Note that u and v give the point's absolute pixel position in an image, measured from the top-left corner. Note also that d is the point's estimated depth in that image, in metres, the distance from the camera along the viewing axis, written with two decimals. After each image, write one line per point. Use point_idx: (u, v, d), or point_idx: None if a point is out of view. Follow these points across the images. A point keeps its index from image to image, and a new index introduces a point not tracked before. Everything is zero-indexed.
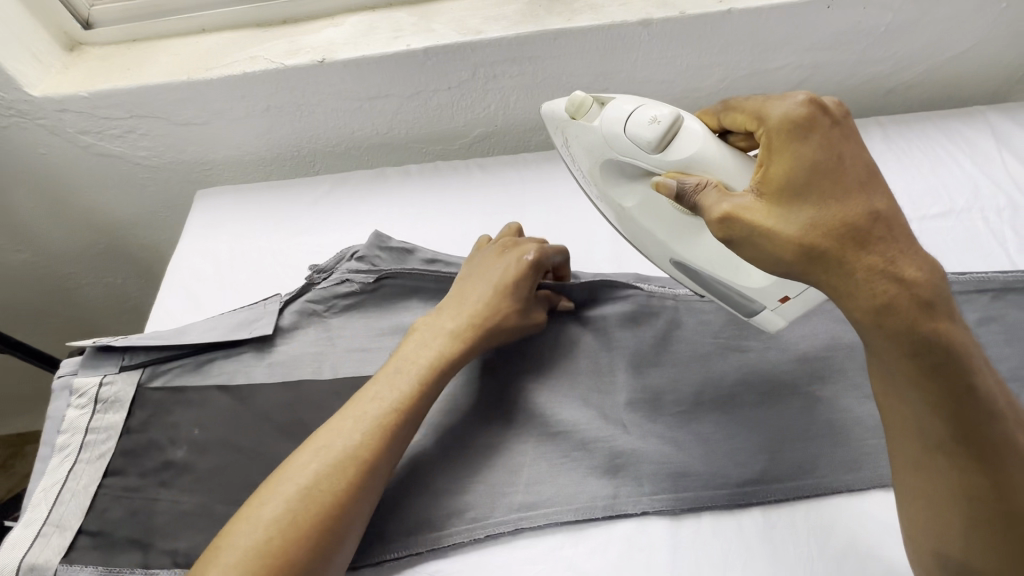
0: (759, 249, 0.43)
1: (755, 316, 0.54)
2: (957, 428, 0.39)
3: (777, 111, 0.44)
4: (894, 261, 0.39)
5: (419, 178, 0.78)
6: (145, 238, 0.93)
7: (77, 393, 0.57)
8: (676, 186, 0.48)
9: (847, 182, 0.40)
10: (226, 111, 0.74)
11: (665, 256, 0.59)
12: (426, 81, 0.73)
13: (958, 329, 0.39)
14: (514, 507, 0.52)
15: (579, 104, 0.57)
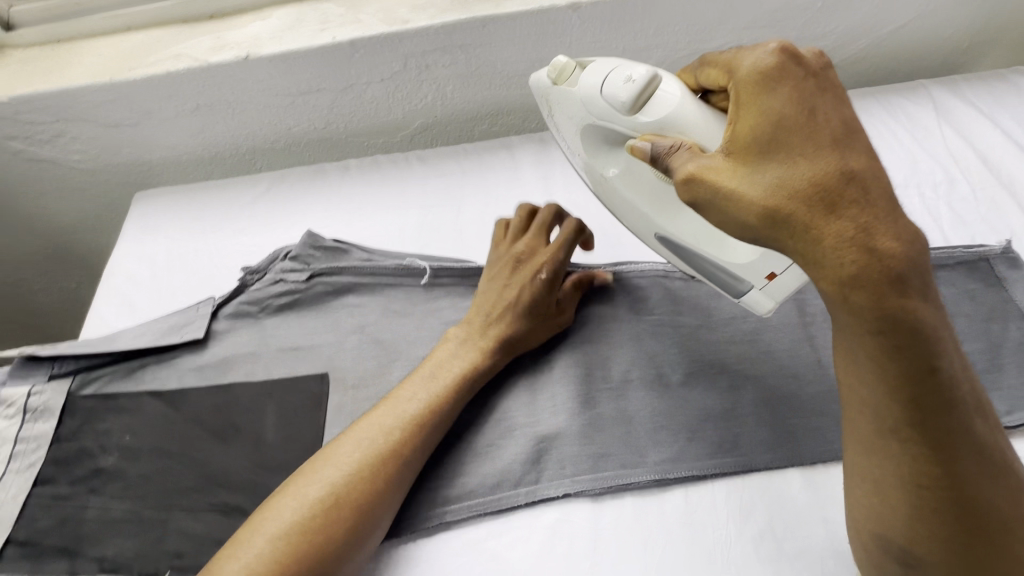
0: (725, 211, 0.41)
1: (743, 292, 0.53)
2: (911, 408, 0.38)
3: (750, 63, 0.42)
4: (868, 226, 0.37)
5: (358, 172, 0.77)
6: (92, 242, 0.92)
7: (5, 403, 0.57)
8: (650, 148, 0.47)
9: (819, 138, 0.39)
10: (154, 112, 0.73)
11: (650, 231, 0.58)
12: (357, 74, 0.72)
13: (931, 304, 0.37)
14: (448, 497, 0.52)
15: (562, 71, 0.56)
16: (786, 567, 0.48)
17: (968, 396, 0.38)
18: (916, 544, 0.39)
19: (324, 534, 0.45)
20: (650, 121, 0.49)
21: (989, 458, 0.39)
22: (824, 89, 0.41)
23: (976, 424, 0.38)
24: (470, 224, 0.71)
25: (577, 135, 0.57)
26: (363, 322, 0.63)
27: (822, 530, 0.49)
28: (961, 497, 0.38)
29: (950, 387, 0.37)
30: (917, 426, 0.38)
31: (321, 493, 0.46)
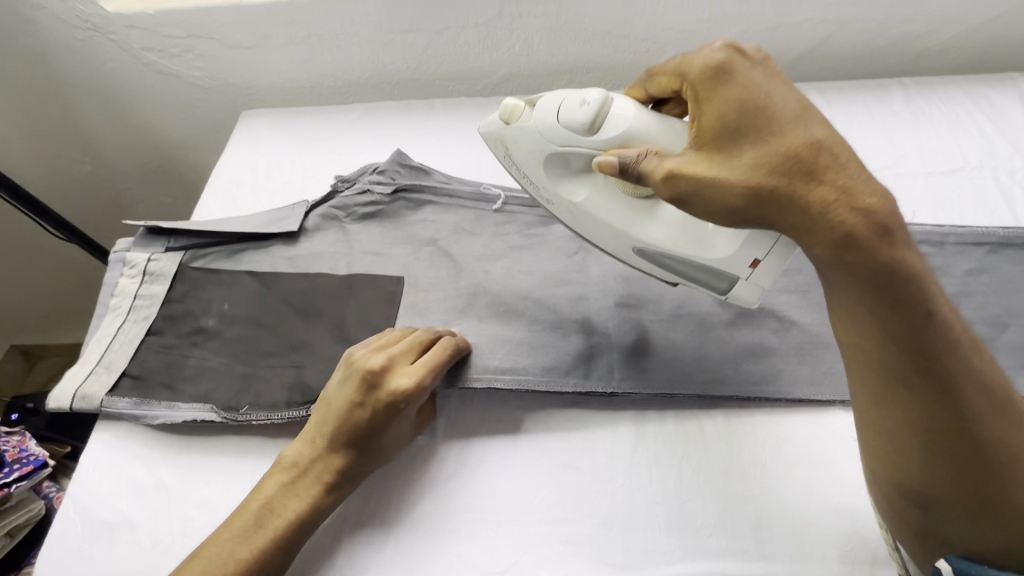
0: (712, 199, 0.42)
1: (729, 290, 0.53)
2: (912, 356, 0.39)
3: (698, 62, 0.44)
4: (848, 188, 0.38)
5: (443, 111, 0.83)
6: (194, 159, 1.02)
7: (129, 264, 0.65)
8: (618, 160, 0.48)
9: (783, 115, 0.40)
10: (271, 37, 0.81)
11: (626, 246, 0.55)
12: (455, 16, 0.77)
13: (913, 251, 0.39)
14: (492, 369, 0.56)
15: (512, 114, 0.57)
16: (815, 493, 0.50)
17: (964, 336, 0.39)
18: (933, 489, 0.40)
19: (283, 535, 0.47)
20: (611, 135, 0.51)
21: (999, 396, 0.39)
22: (770, 74, 0.43)
23: (976, 361, 0.39)
24: None
25: (539, 167, 0.57)
26: (434, 237, 0.68)
27: (854, 464, 0.51)
28: (977, 437, 0.39)
29: (947, 327, 0.38)
30: (922, 372, 0.39)
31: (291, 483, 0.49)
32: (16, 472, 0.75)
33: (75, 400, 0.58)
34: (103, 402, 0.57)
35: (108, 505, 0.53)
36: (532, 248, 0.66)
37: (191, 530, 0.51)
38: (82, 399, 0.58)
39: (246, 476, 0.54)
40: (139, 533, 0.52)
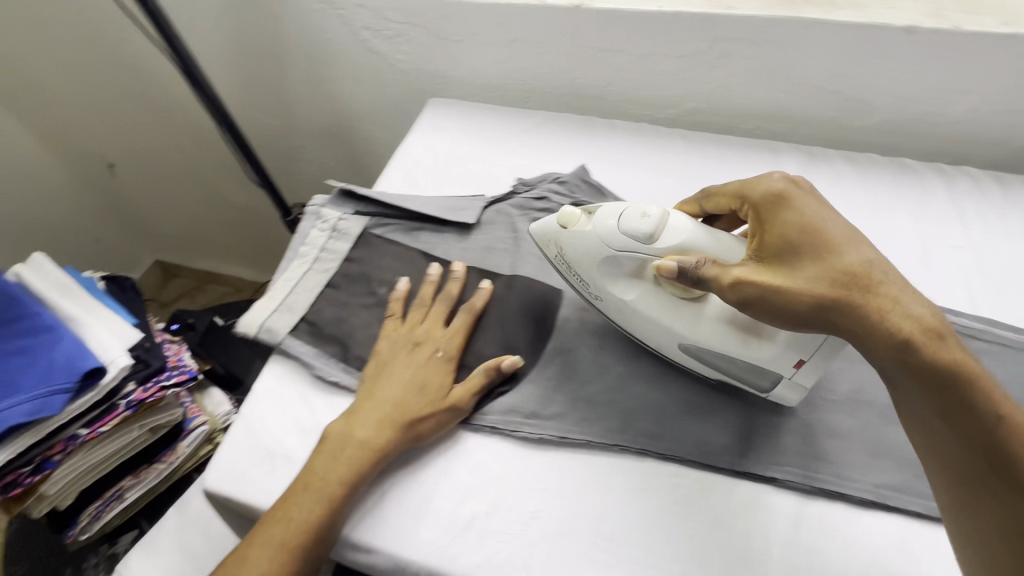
0: (782, 307, 0.44)
1: (772, 388, 0.53)
2: (982, 455, 0.37)
3: (758, 189, 0.49)
4: (897, 299, 0.41)
5: (622, 131, 0.83)
6: (367, 132, 1.09)
7: (323, 219, 0.71)
8: (677, 264, 0.48)
9: (838, 236, 0.44)
10: (480, 34, 0.84)
11: (671, 342, 0.54)
12: (663, 44, 0.77)
13: (962, 351, 0.39)
14: (646, 433, 0.54)
15: (565, 218, 0.55)
16: None
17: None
18: None
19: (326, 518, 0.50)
20: (672, 242, 0.50)
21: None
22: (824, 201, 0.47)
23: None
24: None
25: (592, 269, 0.55)
26: None
27: None
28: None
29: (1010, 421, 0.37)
30: (1003, 476, 0.37)
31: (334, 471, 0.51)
32: (174, 377, 0.82)
33: (259, 331, 0.64)
34: (284, 340, 0.62)
35: (273, 436, 0.58)
36: None
37: None
38: (265, 332, 0.63)
39: None
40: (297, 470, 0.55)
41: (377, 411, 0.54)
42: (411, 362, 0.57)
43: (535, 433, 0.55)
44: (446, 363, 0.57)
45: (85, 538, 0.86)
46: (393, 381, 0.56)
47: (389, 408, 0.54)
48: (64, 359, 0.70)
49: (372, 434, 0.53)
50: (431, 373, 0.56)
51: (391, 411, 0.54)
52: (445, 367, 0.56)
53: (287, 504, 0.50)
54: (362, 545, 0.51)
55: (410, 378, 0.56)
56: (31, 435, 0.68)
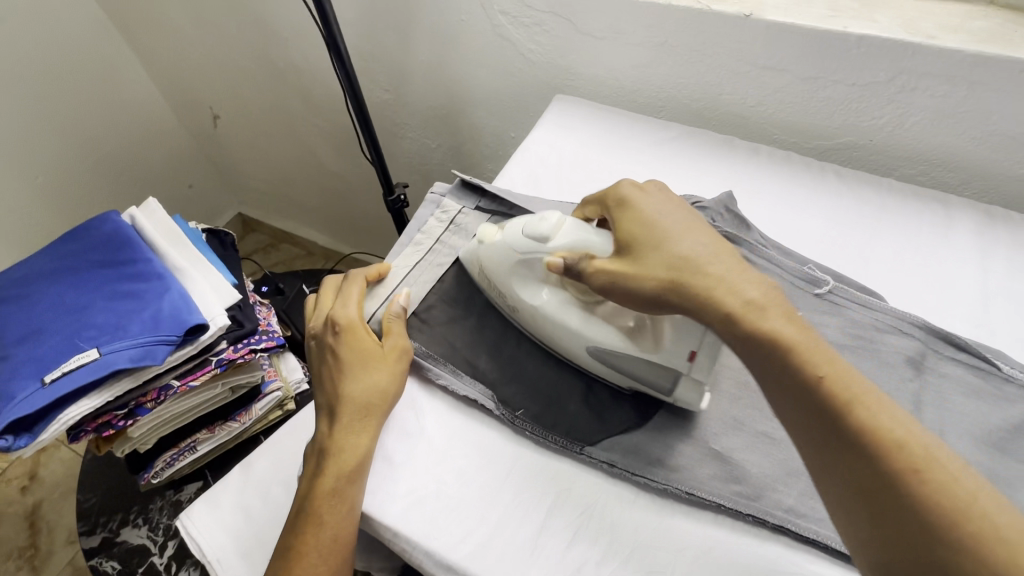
0: (632, 290, 0.47)
1: (675, 392, 0.52)
2: (821, 422, 0.38)
3: (614, 196, 0.54)
4: (721, 276, 0.44)
5: (767, 158, 0.76)
6: (476, 120, 1.06)
7: (442, 210, 0.68)
8: (563, 260, 0.51)
9: (672, 227, 0.48)
10: (626, 34, 0.78)
11: (581, 346, 0.54)
12: (836, 69, 0.69)
13: (795, 323, 0.42)
14: (783, 507, 0.48)
15: (484, 234, 0.59)
16: None
17: (866, 396, 0.38)
18: None
19: (331, 537, 0.49)
20: (565, 240, 0.52)
21: (933, 454, 0.35)
22: (673, 200, 0.52)
23: (883, 415, 0.37)
24: (876, 259, 0.65)
25: (503, 278, 0.57)
26: None
27: None
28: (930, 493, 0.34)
29: (841, 384, 0.38)
30: (840, 439, 0.37)
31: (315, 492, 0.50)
32: (263, 341, 0.82)
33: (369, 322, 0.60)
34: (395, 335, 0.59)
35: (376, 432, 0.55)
36: (860, 355, 0.56)
37: (444, 496, 0.51)
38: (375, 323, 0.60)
39: (502, 468, 0.52)
40: (397, 475, 0.52)
41: (334, 423, 0.53)
42: (336, 358, 0.55)
43: (658, 483, 0.50)
44: (362, 335, 0.56)
45: (156, 482, 0.88)
46: (334, 382, 0.55)
47: (345, 411, 0.53)
48: (171, 310, 0.70)
49: (339, 439, 0.52)
50: (362, 353, 0.55)
51: (341, 409, 0.53)
52: (362, 341, 0.56)
53: (292, 542, 0.50)
54: (460, 571, 0.47)
55: (347, 370, 0.54)
56: (130, 380, 0.68)
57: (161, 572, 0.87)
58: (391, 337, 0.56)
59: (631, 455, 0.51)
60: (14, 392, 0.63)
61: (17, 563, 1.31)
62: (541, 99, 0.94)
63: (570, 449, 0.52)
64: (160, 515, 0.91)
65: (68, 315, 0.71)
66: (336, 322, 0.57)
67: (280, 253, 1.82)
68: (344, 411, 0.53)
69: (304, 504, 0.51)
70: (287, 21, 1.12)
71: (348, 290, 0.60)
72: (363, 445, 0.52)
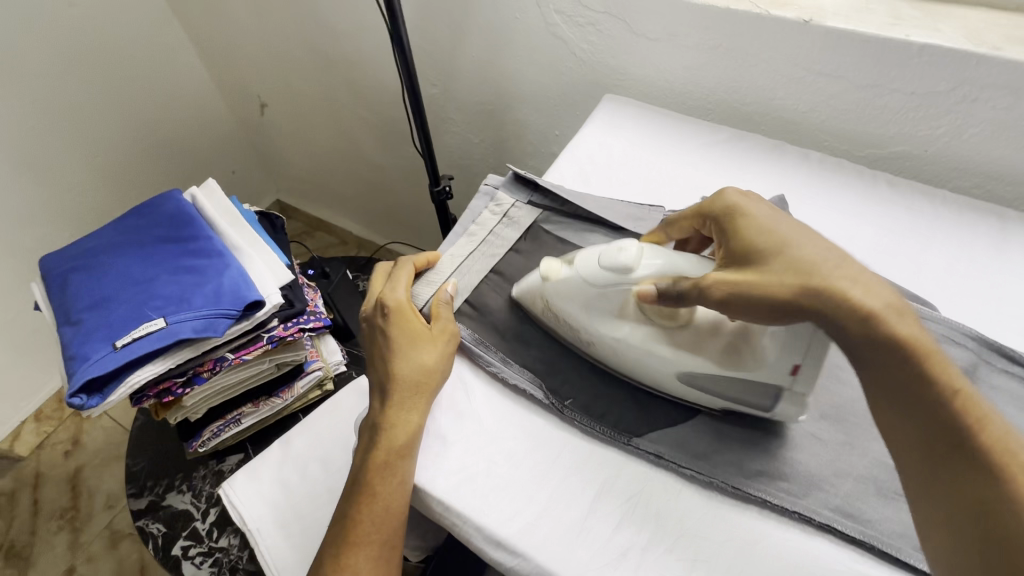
0: (760, 299, 0.47)
1: (775, 407, 0.51)
2: (940, 432, 0.39)
3: (718, 207, 0.55)
4: (853, 280, 0.44)
5: (817, 164, 0.76)
6: (522, 117, 1.07)
7: (495, 203, 0.70)
8: (655, 286, 0.51)
9: (792, 234, 0.49)
10: (681, 36, 0.79)
11: (670, 374, 0.53)
12: (894, 78, 0.69)
13: (920, 331, 0.42)
14: (830, 506, 0.49)
15: (547, 270, 0.57)
16: None
17: (991, 415, 0.39)
18: None
19: (383, 508, 0.51)
20: (650, 270, 0.52)
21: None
22: (774, 211, 0.54)
23: (1004, 434, 0.38)
24: (928, 269, 0.65)
25: (578, 308, 0.56)
26: None
27: None
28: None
29: (967, 399, 0.39)
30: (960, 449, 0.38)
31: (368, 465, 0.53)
32: (311, 321, 0.84)
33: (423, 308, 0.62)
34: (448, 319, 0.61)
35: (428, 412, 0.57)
36: None
37: (494, 475, 0.52)
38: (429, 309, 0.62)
39: (550, 453, 0.54)
40: (448, 453, 0.54)
41: (385, 401, 0.55)
42: (386, 339, 0.58)
43: (704, 476, 0.51)
44: (410, 317, 0.58)
45: (202, 450, 0.92)
46: (384, 361, 0.57)
47: (396, 390, 0.55)
48: (231, 285, 0.74)
49: (390, 414, 0.54)
50: (412, 334, 0.57)
51: (391, 386, 0.55)
52: (410, 323, 0.58)
53: (348, 512, 0.53)
54: (509, 547, 0.49)
55: (395, 349, 0.56)
56: (191, 350, 0.72)
57: (203, 537, 0.90)
58: (438, 320, 0.58)
59: (678, 448, 0.53)
60: (86, 354, 0.67)
61: (59, 523, 1.37)
62: (588, 98, 0.96)
63: (617, 438, 0.54)
64: (203, 483, 0.95)
65: (135, 286, 0.74)
66: (385, 305, 0.59)
67: (316, 240, 1.87)
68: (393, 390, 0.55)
69: (358, 475, 0.53)
70: (342, 14, 1.15)
71: (396, 276, 0.62)
72: (412, 420, 0.54)
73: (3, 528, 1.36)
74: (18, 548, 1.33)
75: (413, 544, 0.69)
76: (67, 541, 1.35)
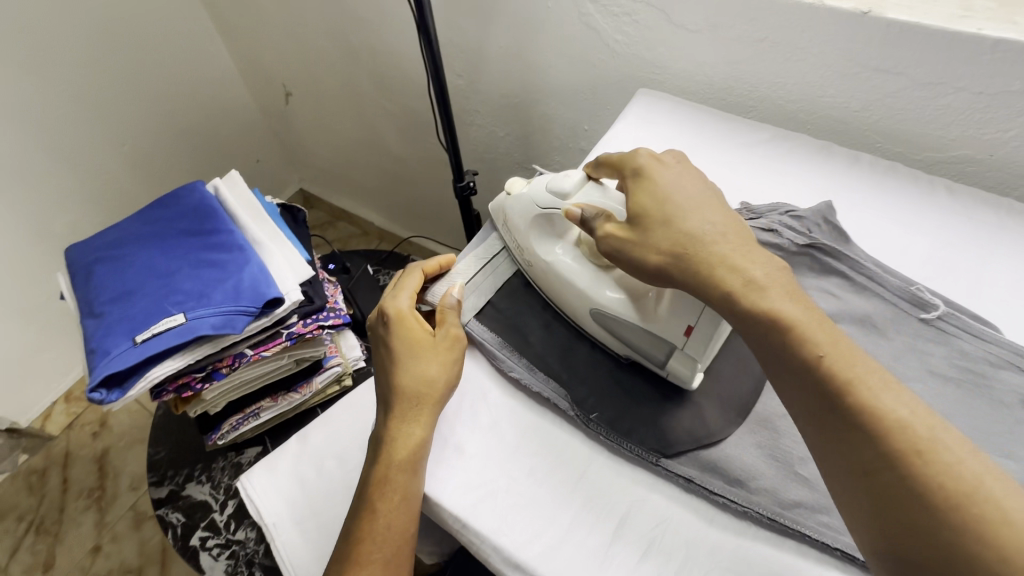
0: (632, 259, 0.49)
1: (668, 363, 0.52)
2: (826, 407, 0.38)
3: (630, 164, 0.54)
4: (725, 252, 0.44)
5: (869, 168, 0.70)
6: (550, 111, 1.04)
7: None
8: (580, 209, 0.54)
9: (682, 200, 0.49)
10: (725, 28, 0.74)
11: (585, 309, 0.56)
12: (961, 76, 0.63)
13: (798, 303, 0.42)
14: None
15: (512, 186, 0.63)
16: None
17: (872, 379, 0.38)
18: None
19: (388, 525, 0.49)
20: (584, 197, 0.55)
21: (940, 441, 0.35)
22: (685, 170, 0.53)
23: (886, 398, 0.37)
24: (991, 286, 0.60)
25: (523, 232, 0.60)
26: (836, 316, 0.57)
27: None
28: (968, 511, 0.33)
29: (845, 366, 0.38)
30: (846, 426, 0.37)
31: (373, 480, 0.50)
32: (331, 318, 0.83)
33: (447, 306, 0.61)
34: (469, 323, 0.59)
35: (448, 421, 0.54)
36: (969, 389, 0.51)
37: (513, 491, 0.50)
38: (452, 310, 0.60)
39: (574, 470, 0.51)
40: (468, 466, 0.52)
41: (390, 412, 0.52)
42: (388, 348, 0.55)
43: (739, 505, 0.48)
44: (413, 325, 0.55)
45: (221, 443, 0.92)
46: (387, 372, 0.54)
47: (401, 401, 0.52)
48: (251, 282, 0.73)
49: (394, 428, 0.52)
50: (418, 343, 0.54)
51: (394, 399, 0.52)
52: (413, 331, 0.55)
53: (352, 527, 0.50)
54: (528, 570, 0.46)
55: (398, 359, 0.54)
56: (210, 346, 0.71)
57: (220, 529, 0.90)
58: (443, 327, 0.56)
59: (711, 471, 0.49)
60: (107, 349, 0.67)
61: (86, 503, 1.41)
62: (620, 92, 0.91)
63: (646, 458, 0.51)
64: (222, 475, 0.95)
65: (156, 279, 0.74)
66: (387, 312, 0.56)
67: (339, 230, 1.87)
68: (399, 401, 0.52)
69: (362, 493, 0.51)
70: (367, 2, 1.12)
71: (402, 282, 0.60)
72: (416, 434, 0.51)
73: (35, 504, 1.40)
74: (48, 524, 1.38)
75: (430, 550, 0.67)
76: (94, 520, 1.38)
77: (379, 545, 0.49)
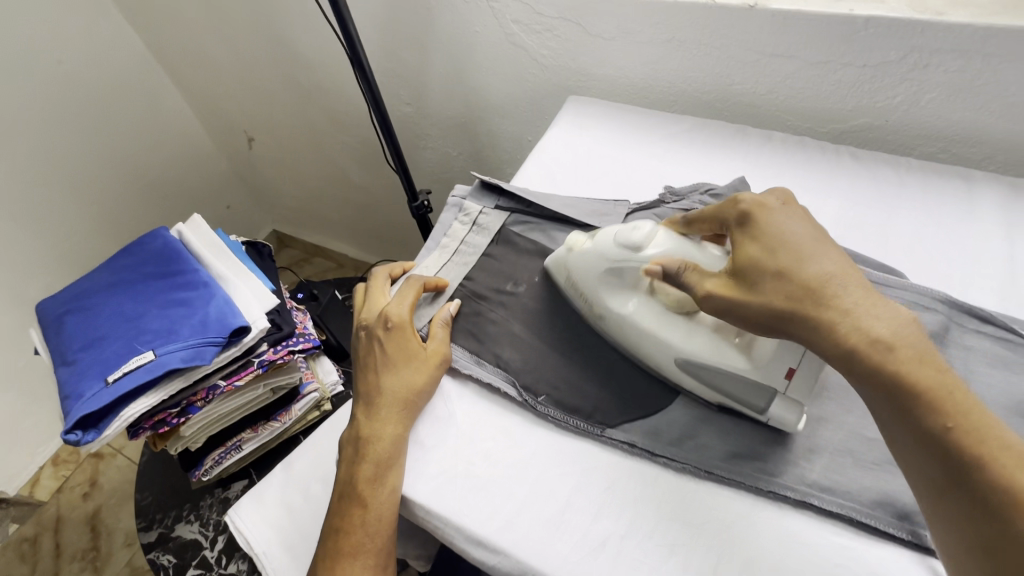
0: (752, 318, 0.44)
1: (769, 410, 0.50)
2: (941, 471, 0.36)
3: (731, 212, 0.51)
4: (858, 304, 0.41)
5: (780, 144, 0.76)
6: (495, 126, 1.09)
7: (465, 212, 0.71)
8: (660, 265, 0.51)
9: (803, 247, 0.45)
10: (635, 33, 0.81)
11: (669, 358, 0.54)
12: (845, 52, 0.70)
13: (932, 366, 0.38)
14: (807, 482, 0.49)
15: (573, 242, 0.59)
16: None
17: (1003, 454, 0.35)
18: None
19: (372, 518, 0.52)
20: (659, 249, 0.52)
21: None
22: (794, 214, 0.48)
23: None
24: (896, 238, 0.65)
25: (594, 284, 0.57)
26: None
27: None
28: None
29: (975, 439, 0.35)
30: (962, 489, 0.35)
31: (358, 473, 0.53)
32: (301, 343, 0.86)
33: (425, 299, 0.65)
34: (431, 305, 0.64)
35: None
36: None
37: (472, 477, 0.53)
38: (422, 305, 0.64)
39: (527, 452, 0.54)
40: (429, 457, 0.55)
41: (380, 415, 0.55)
42: (384, 353, 0.58)
43: (677, 463, 0.51)
44: (408, 337, 0.59)
45: (206, 479, 0.93)
46: (374, 373, 0.58)
47: (388, 407, 0.55)
48: (216, 315, 0.76)
49: (377, 429, 0.54)
50: (411, 356, 0.58)
51: (378, 400, 0.56)
52: (409, 343, 0.58)
53: (339, 521, 0.53)
54: (489, 545, 0.49)
55: (393, 369, 0.57)
56: (182, 380, 0.74)
57: (212, 564, 0.92)
58: (435, 345, 0.59)
59: (653, 439, 0.53)
60: (81, 392, 0.69)
61: (81, 564, 1.39)
62: (554, 101, 0.98)
63: (591, 431, 0.54)
64: (211, 512, 0.97)
65: (125, 324, 0.77)
66: (388, 318, 0.59)
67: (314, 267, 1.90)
68: (394, 410, 0.55)
69: (343, 490, 0.54)
70: (314, 44, 1.18)
71: (403, 290, 0.62)
72: (399, 432, 0.55)
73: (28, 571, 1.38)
74: None
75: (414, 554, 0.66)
76: None
77: (362, 534, 0.52)
